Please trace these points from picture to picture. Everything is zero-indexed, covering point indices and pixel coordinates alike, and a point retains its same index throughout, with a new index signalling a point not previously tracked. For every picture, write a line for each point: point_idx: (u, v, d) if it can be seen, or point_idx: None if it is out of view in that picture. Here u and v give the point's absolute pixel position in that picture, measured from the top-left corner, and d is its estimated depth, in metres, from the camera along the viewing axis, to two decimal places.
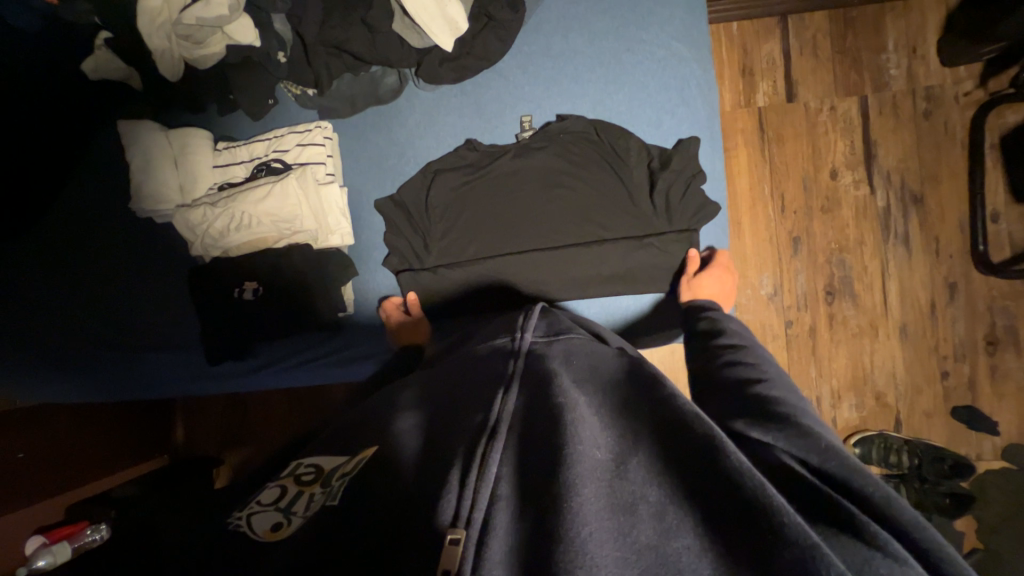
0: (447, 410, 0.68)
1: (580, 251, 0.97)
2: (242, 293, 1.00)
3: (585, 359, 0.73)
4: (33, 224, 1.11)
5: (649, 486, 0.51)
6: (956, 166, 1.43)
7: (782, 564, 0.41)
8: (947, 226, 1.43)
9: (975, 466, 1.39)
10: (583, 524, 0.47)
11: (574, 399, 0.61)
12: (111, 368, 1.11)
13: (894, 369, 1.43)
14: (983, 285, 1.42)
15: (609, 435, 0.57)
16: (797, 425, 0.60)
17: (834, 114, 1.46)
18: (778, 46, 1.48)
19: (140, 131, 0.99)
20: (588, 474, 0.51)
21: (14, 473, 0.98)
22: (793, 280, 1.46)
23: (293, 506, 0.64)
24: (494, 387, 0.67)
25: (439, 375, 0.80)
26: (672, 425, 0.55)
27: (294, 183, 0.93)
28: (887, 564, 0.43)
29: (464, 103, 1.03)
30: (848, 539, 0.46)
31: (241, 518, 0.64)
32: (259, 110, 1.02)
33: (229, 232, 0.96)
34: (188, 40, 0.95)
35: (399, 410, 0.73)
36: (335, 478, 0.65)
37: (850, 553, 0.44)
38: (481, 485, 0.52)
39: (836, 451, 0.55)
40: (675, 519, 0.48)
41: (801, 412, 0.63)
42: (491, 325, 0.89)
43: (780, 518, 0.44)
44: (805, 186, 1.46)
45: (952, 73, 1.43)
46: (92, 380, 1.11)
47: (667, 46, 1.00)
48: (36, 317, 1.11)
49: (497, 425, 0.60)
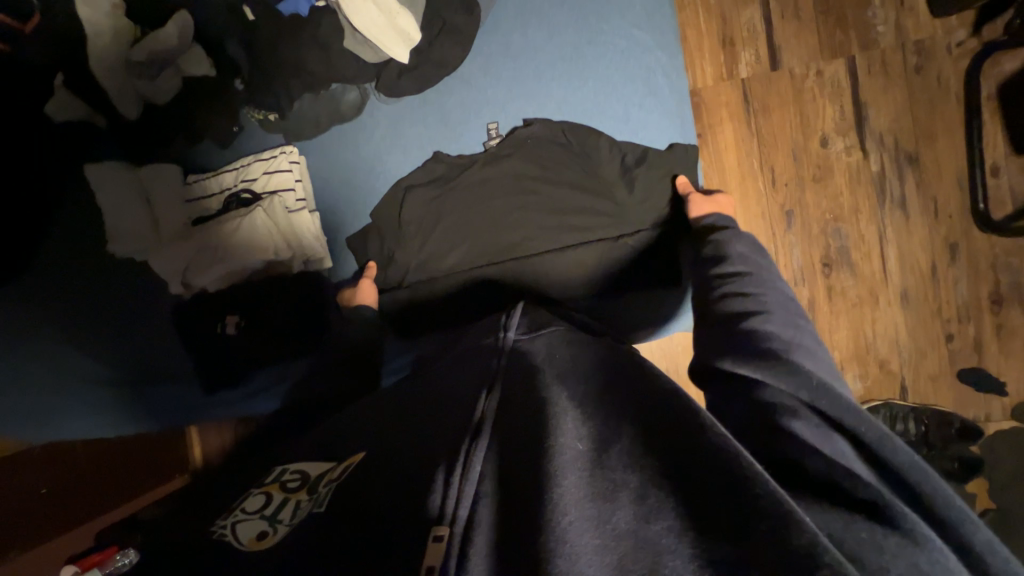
0: (425, 421, 0.69)
1: (559, 255, 0.96)
2: (225, 328, 1.00)
3: (568, 353, 0.74)
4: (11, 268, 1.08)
5: (629, 472, 0.51)
6: (951, 121, 1.37)
7: (758, 537, 0.40)
8: (945, 185, 1.38)
9: (984, 427, 1.37)
10: (564, 513, 0.47)
11: (556, 396, 0.63)
12: (114, 406, 1.13)
13: (897, 336, 1.41)
14: (985, 243, 1.38)
15: (591, 425, 0.58)
16: (789, 364, 0.60)
17: (821, 78, 1.40)
18: (758, 12, 1.41)
19: (106, 172, 0.98)
20: (569, 465, 0.52)
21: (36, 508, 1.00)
22: (789, 255, 1.43)
23: (280, 513, 0.64)
24: (478, 390, 0.69)
25: (417, 385, 0.81)
26: (652, 412, 0.56)
27: (262, 214, 0.93)
28: (867, 524, 0.46)
29: (428, 112, 1.01)
30: (833, 509, 0.48)
31: (224, 526, 0.63)
32: (225, 137, 1.01)
33: (203, 269, 0.94)
34: (142, 76, 0.95)
35: (378, 426, 0.73)
36: (323, 482, 0.67)
37: (829, 519, 0.46)
38: (466, 483, 0.54)
39: (829, 392, 0.57)
40: (655, 502, 0.47)
41: (794, 349, 0.63)
42: (473, 328, 0.91)
43: (758, 488, 0.43)
44: (795, 156, 1.42)
45: (942, 23, 1.36)
46: (102, 416, 1.12)
47: (630, 36, 0.97)
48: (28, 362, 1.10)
49: (480, 426, 0.61)
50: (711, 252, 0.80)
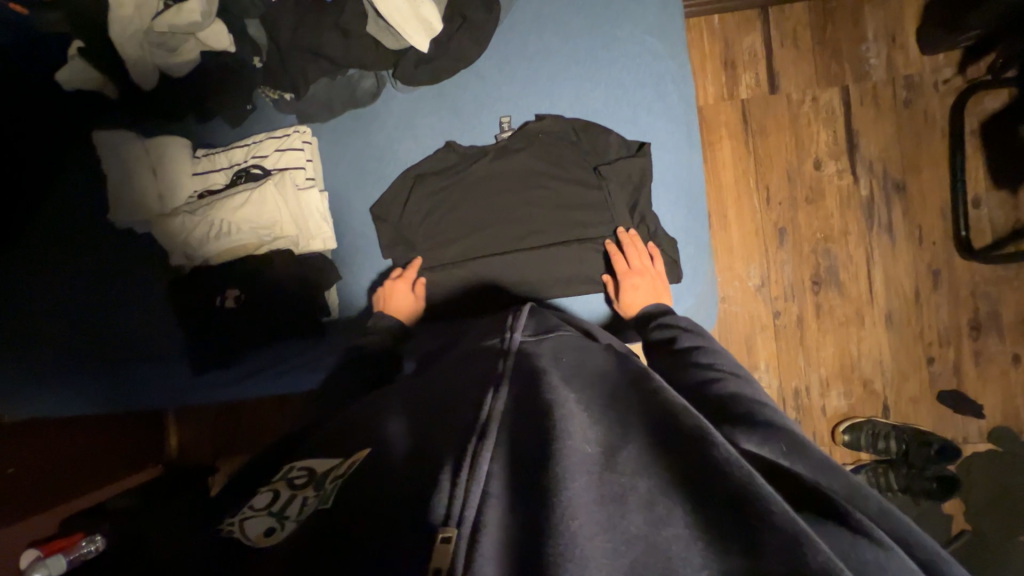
0: (436, 419, 0.66)
1: (562, 250, 0.98)
2: (224, 301, 1.00)
3: (574, 356, 0.72)
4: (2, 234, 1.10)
5: (638, 477, 0.48)
6: (937, 153, 1.44)
7: (771, 553, 0.38)
8: (930, 214, 1.44)
9: (961, 449, 1.40)
10: (572, 518, 0.45)
11: (562, 395, 0.59)
12: (82, 386, 1.11)
13: (881, 356, 1.45)
14: (966, 270, 1.43)
15: (599, 427, 0.55)
16: (766, 427, 0.59)
17: (816, 105, 1.47)
18: (759, 38, 1.48)
19: (120, 141, 1.00)
20: (577, 467, 0.49)
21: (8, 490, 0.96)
22: (780, 271, 1.47)
23: (285, 509, 0.67)
24: (484, 387, 0.65)
25: (427, 381, 0.80)
26: (660, 418, 0.53)
27: (272, 189, 0.95)
28: (872, 549, 0.41)
29: (442, 104, 1.04)
30: (836, 528, 0.43)
31: (233, 525, 0.69)
32: (238, 115, 1.03)
33: (210, 239, 0.97)
34: (162, 48, 0.96)
35: (387, 416, 0.73)
36: (329, 478, 0.66)
37: (835, 538, 0.42)
38: (472, 484, 0.51)
39: (796, 446, 0.56)
40: (665, 508, 0.45)
41: (762, 408, 0.64)
42: (478, 325, 0.92)
43: (767, 503, 0.41)
44: (789, 177, 1.47)
45: (931, 61, 1.44)
46: (97, 387, 1.12)
47: (642, 44, 1.01)
48: (31, 331, 1.10)
49: (487, 426, 0.57)
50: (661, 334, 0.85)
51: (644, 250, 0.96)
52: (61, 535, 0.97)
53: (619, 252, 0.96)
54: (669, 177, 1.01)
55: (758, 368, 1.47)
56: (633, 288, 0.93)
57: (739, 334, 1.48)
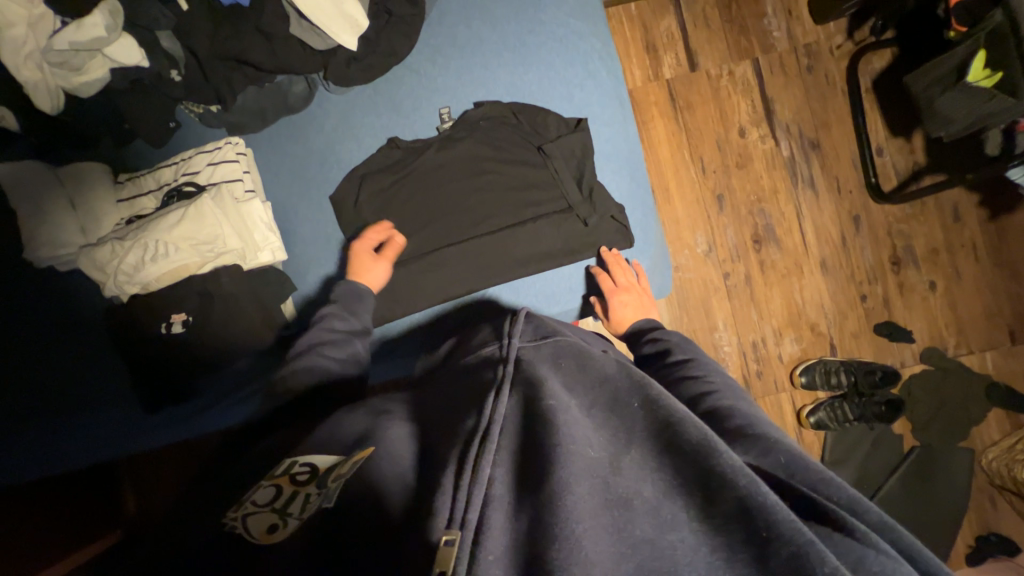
0: (435, 430, 0.63)
1: (519, 231, 1.00)
2: (171, 328, 0.96)
3: (573, 358, 0.69)
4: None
5: (644, 483, 0.49)
6: (841, 111, 1.59)
7: (778, 563, 0.42)
8: (843, 166, 1.59)
9: (901, 374, 1.55)
10: (578, 523, 0.45)
11: (565, 400, 0.57)
12: (23, 450, 1.02)
13: (822, 300, 1.57)
14: (880, 212, 1.59)
15: (602, 434, 0.54)
16: (762, 440, 0.60)
17: (733, 78, 1.58)
18: (674, 21, 1.58)
19: (25, 173, 0.93)
20: (582, 474, 0.48)
21: None
22: (723, 235, 1.57)
23: (289, 507, 0.63)
24: (483, 393, 0.62)
25: (423, 397, 0.76)
26: (665, 426, 0.52)
27: (209, 203, 0.91)
28: (877, 561, 0.44)
29: (379, 102, 1.04)
30: (837, 535, 0.46)
31: (236, 519, 0.64)
32: (160, 135, 0.99)
33: (144, 264, 0.90)
34: (63, 68, 0.90)
35: (389, 427, 0.70)
36: (333, 477, 0.64)
37: (840, 549, 0.45)
38: (475, 490, 0.49)
39: (785, 452, 0.57)
40: (670, 511, 0.47)
41: (755, 421, 0.65)
42: (475, 337, 0.86)
43: (772, 513, 0.43)
44: (719, 146, 1.57)
45: (824, 29, 1.59)
46: (35, 448, 1.03)
47: (566, 26, 1.06)
48: None
49: (488, 430, 0.55)
50: (654, 349, 0.89)
51: (629, 268, 1.02)
52: None
53: (605, 273, 1.01)
54: (610, 150, 1.06)
55: (717, 327, 1.55)
56: (625, 304, 0.99)
57: (696, 298, 1.56)
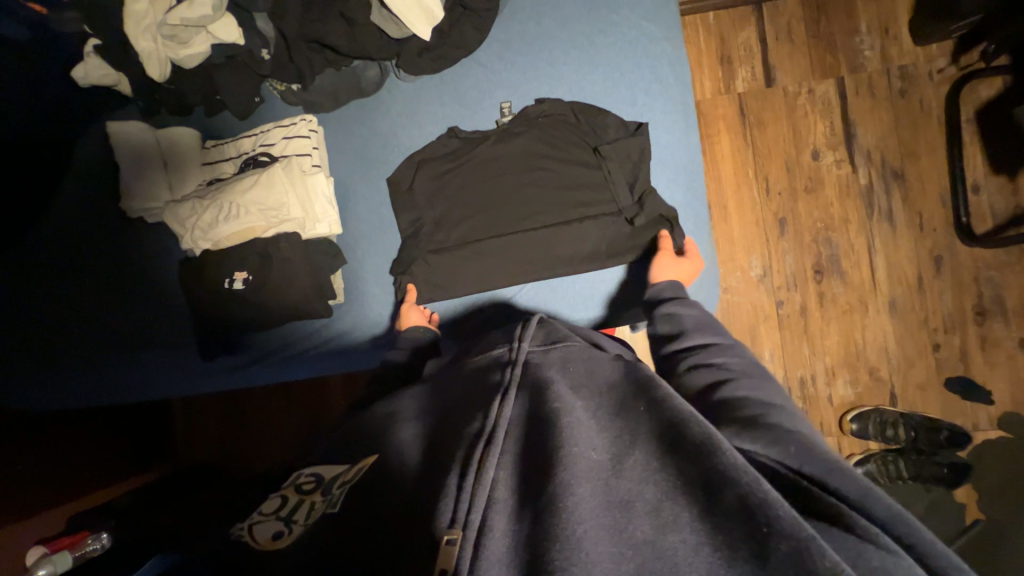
0: (444, 425, 0.64)
1: (563, 230, 1.00)
2: (233, 284, 1.04)
3: (583, 365, 0.69)
4: (12, 228, 1.16)
5: (646, 483, 0.48)
6: (934, 140, 1.45)
7: (778, 555, 0.40)
8: (930, 200, 1.45)
9: (972, 437, 1.39)
10: (577, 523, 0.45)
11: (570, 404, 0.58)
12: (112, 376, 1.19)
13: (887, 343, 1.44)
14: (968, 256, 1.43)
15: (606, 436, 0.54)
16: (773, 429, 0.58)
17: (812, 97, 1.49)
18: (754, 33, 1.51)
19: (132, 132, 1.06)
20: (582, 474, 0.48)
21: (17, 482, 1.01)
22: (782, 261, 1.48)
23: (294, 514, 0.65)
24: (490, 395, 0.63)
25: (438, 387, 0.77)
26: (668, 430, 0.52)
27: (280, 171, 0.98)
28: (879, 555, 0.42)
29: (445, 92, 1.08)
30: (839, 532, 0.44)
31: (243, 528, 0.66)
32: (246, 108, 1.08)
33: (218, 223, 0.99)
34: (173, 41, 0.98)
35: (405, 413, 0.74)
36: (337, 484, 0.65)
37: (840, 543, 0.43)
38: (479, 488, 0.50)
39: (794, 443, 0.55)
40: (672, 512, 0.45)
41: (768, 409, 0.63)
42: (489, 337, 0.89)
43: (774, 510, 0.42)
44: (788, 167, 1.48)
45: (924, 51, 1.46)
46: (115, 375, 1.18)
47: (638, 29, 1.04)
48: (57, 324, 1.18)
49: (494, 432, 0.56)
50: (666, 327, 0.84)
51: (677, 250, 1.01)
52: (70, 532, 0.98)
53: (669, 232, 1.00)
54: (668, 158, 1.03)
55: (763, 358, 1.47)
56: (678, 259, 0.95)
57: (743, 324, 1.48)
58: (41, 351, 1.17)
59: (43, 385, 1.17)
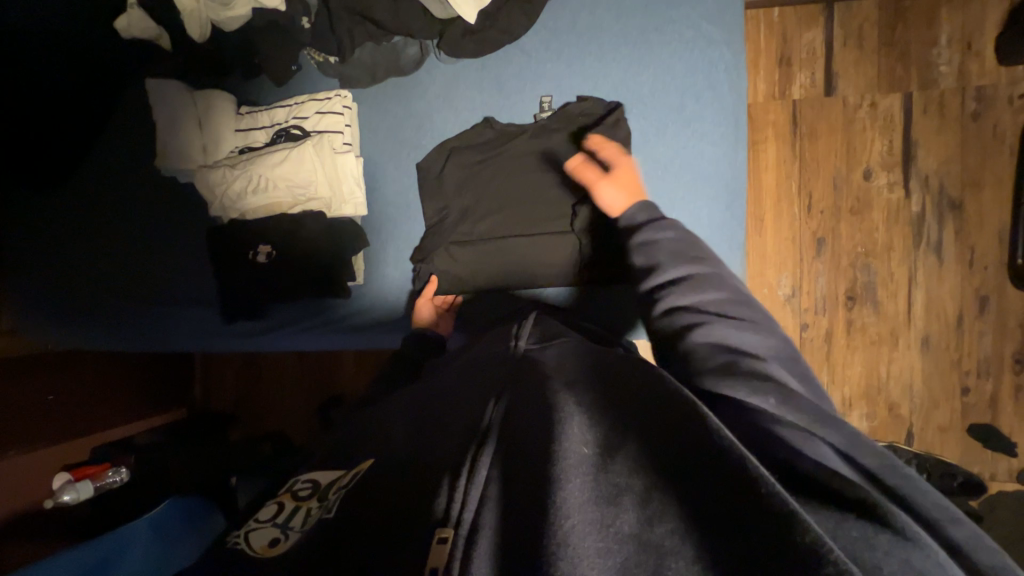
0: (439, 424, 0.66)
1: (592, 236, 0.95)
2: (257, 256, 1.07)
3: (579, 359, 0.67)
4: (51, 173, 1.19)
5: (634, 476, 0.46)
6: (1002, 171, 1.34)
7: (762, 545, 0.37)
8: (986, 236, 1.36)
9: (987, 486, 1.34)
10: (564, 517, 0.43)
11: (561, 397, 0.57)
12: (128, 326, 1.21)
13: (912, 381, 1.39)
14: (1018, 300, 1.34)
15: (597, 429, 0.52)
16: (766, 378, 0.56)
17: (874, 111, 1.38)
18: (820, 35, 1.40)
19: (168, 90, 1.06)
20: (571, 469, 0.47)
21: (46, 413, 1.09)
22: (813, 283, 1.42)
23: (291, 522, 0.64)
24: (487, 396, 0.64)
25: (437, 381, 0.79)
26: (660, 422, 0.50)
27: (310, 149, 0.99)
28: (866, 525, 0.41)
29: (484, 78, 1.04)
30: (830, 509, 0.43)
31: (238, 537, 0.65)
32: (283, 75, 1.06)
33: (247, 194, 1.03)
34: (216, 2, 0.99)
35: (402, 412, 0.74)
36: (333, 490, 0.65)
37: (823, 515, 0.43)
38: (472, 487, 0.51)
39: (799, 399, 0.55)
40: (659, 506, 0.44)
41: (757, 355, 0.59)
42: (493, 332, 0.89)
43: (761, 486, 0.40)
44: (836, 185, 1.40)
45: (1008, 72, 1.33)
46: (132, 330, 1.21)
47: (696, 28, 0.97)
48: (77, 270, 1.22)
49: (487, 434, 0.57)
50: (642, 259, 0.71)
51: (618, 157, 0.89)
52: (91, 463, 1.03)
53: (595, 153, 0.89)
54: (710, 171, 0.98)
55: None
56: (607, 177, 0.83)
57: None
58: (67, 297, 1.22)
59: (70, 330, 1.21)
